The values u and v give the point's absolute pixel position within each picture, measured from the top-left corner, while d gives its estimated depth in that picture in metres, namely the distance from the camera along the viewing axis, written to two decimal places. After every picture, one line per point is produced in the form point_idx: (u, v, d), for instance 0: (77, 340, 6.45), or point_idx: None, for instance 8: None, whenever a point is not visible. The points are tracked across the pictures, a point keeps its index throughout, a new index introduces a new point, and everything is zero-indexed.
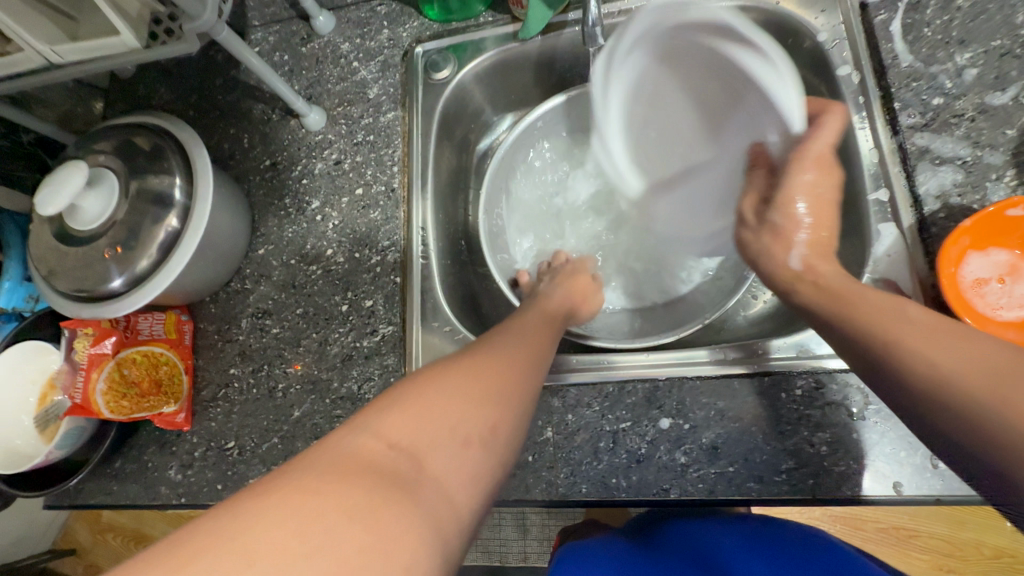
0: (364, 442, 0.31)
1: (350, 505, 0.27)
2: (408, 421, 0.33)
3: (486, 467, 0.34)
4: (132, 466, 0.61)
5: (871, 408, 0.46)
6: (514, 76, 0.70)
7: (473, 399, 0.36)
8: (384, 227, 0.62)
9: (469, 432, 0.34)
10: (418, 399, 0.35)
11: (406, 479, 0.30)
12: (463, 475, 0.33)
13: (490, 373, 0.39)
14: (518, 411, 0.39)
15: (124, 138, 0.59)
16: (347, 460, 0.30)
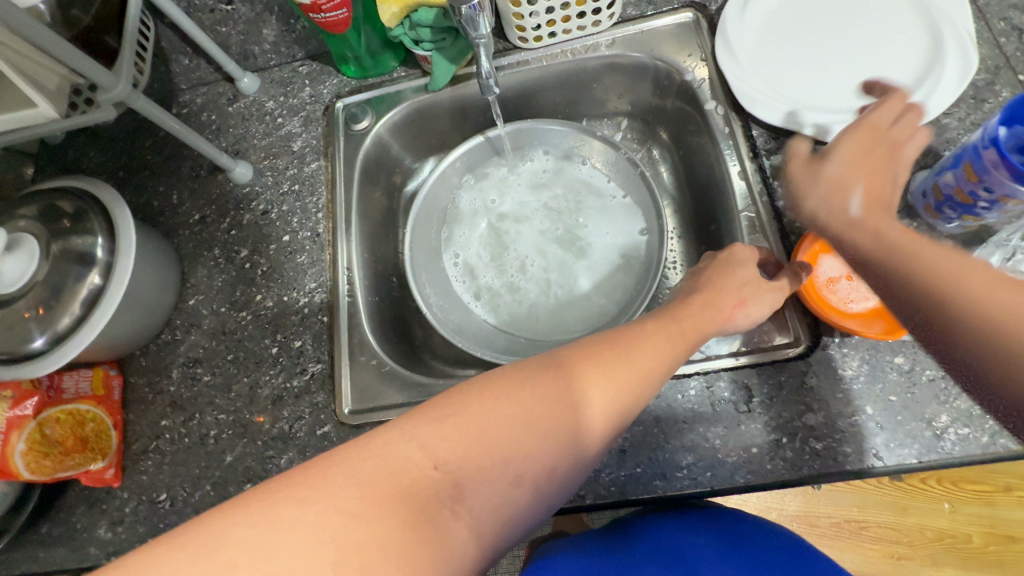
0: (417, 458, 0.35)
1: (383, 535, 0.31)
2: (460, 446, 0.37)
3: (523, 498, 0.39)
4: (60, 528, 0.60)
5: (754, 400, 0.51)
6: (431, 123, 0.75)
7: (540, 435, 0.40)
8: (310, 270, 0.65)
9: (518, 468, 0.38)
10: (487, 425, 0.38)
11: (441, 509, 0.34)
12: (498, 505, 0.38)
13: (555, 410, 0.41)
14: (584, 447, 0.42)
15: (46, 203, 0.61)
16: (396, 478, 0.34)
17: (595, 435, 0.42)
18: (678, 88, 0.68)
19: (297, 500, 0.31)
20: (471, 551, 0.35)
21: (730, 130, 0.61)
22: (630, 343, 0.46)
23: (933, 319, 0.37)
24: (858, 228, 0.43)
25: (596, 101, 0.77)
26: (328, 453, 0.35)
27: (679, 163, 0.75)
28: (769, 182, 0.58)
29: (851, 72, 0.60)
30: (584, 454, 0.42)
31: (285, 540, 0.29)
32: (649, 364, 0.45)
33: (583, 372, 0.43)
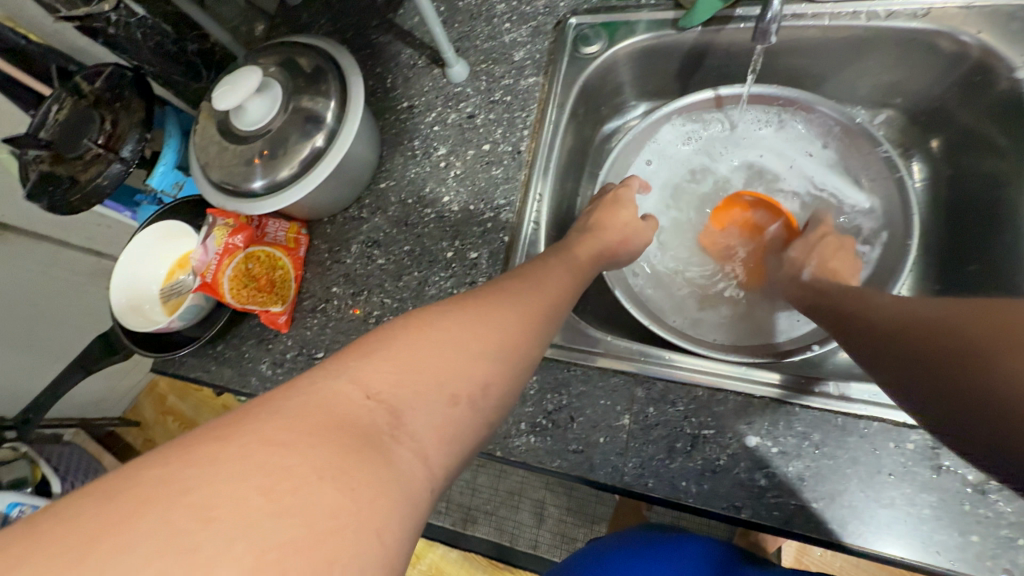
0: (344, 387, 0.32)
1: (324, 463, 0.27)
2: (387, 371, 0.34)
3: (472, 421, 0.37)
4: (231, 351, 0.67)
5: (992, 483, 0.42)
6: (660, 64, 0.68)
7: (462, 352, 0.38)
8: (502, 186, 0.64)
9: (456, 387, 0.36)
10: (403, 349, 0.36)
11: (380, 437, 0.31)
12: (449, 427, 0.35)
13: (511, 331, 0.42)
14: (509, 377, 0.41)
15: (291, 56, 0.64)
16: (330, 412, 0.30)
17: (539, 352, 0.44)
18: (994, 89, 0.54)
19: (220, 442, 0.27)
20: (424, 478, 0.32)
21: None
22: (546, 280, 0.49)
23: (950, 342, 0.37)
24: (876, 294, 0.47)
25: (860, 83, 0.64)
26: (247, 405, 0.30)
27: (942, 180, 0.62)
28: None
29: None
30: (527, 370, 0.43)
31: (208, 480, 0.25)
32: (560, 292, 0.49)
33: (514, 298, 0.45)
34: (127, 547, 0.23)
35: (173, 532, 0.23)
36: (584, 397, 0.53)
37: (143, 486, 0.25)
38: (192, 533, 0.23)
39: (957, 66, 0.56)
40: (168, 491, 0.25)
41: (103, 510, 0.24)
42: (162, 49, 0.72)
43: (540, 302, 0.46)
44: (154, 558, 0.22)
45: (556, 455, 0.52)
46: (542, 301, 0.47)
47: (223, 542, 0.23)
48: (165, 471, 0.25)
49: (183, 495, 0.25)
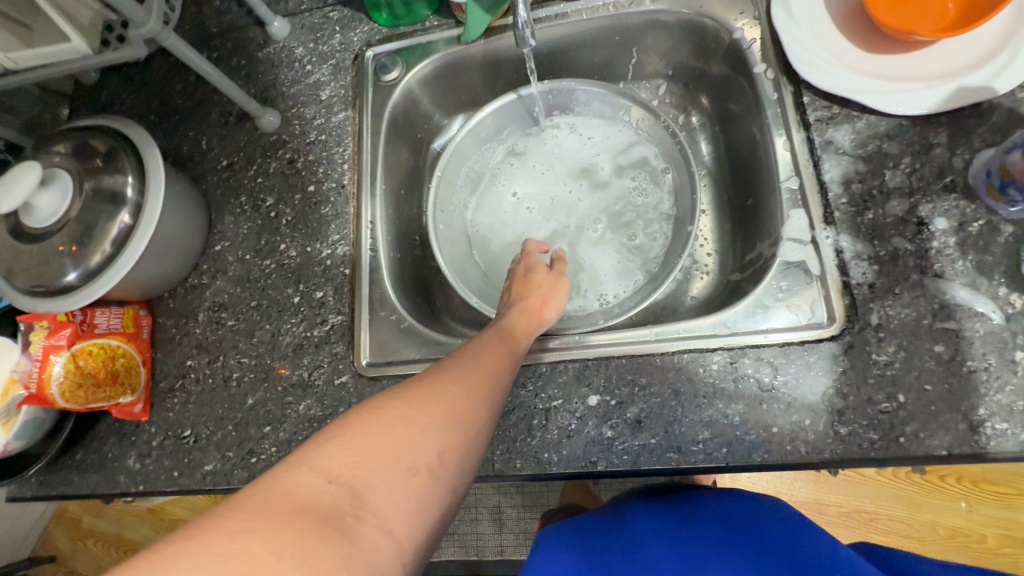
0: (308, 478, 0.35)
1: (279, 552, 0.30)
2: (350, 455, 0.37)
3: (432, 489, 0.39)
4: (92, 456, 0.63)
5: (780, 380, 0.49)
6: (461, 77, 0.73)
7: (419, 429, 0.40)
8: (334, 222, 0.65)
9: (413, 461, 0.38)
10: (363, 432, 0.38)
11: (342, 519, 0.33)
12: (407, 501, 0.37)
13: (466, 393, 0.44)
14: (470, 438, 0.42)
15: (80, 141, 0.61)
16: (295, 506, 0.33)
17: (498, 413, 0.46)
18: (725, 50, 0.63)
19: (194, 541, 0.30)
20: (386, 553, 0.34)
21: (779, 95, 0.57)
22: (497, 342, 0.51)
23: None
24: None
25: (636, 62, 0.72)
26: (222, 501, 0.33)
27: (719, 131, 0.71)
28: (816, 152, 0.54)
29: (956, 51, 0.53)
30: (485, 430, 0.44)
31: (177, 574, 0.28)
32: (511, 353, 0.50)
33: (467, 365, 0.47)
34: None
35: None
36: None
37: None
38: None
39: (694, 36, 0.65)
40: None
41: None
42: None
43: (490, 360, 0.48)
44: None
45: None
46: (494, 364, 0.48)
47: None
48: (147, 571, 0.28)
49: None
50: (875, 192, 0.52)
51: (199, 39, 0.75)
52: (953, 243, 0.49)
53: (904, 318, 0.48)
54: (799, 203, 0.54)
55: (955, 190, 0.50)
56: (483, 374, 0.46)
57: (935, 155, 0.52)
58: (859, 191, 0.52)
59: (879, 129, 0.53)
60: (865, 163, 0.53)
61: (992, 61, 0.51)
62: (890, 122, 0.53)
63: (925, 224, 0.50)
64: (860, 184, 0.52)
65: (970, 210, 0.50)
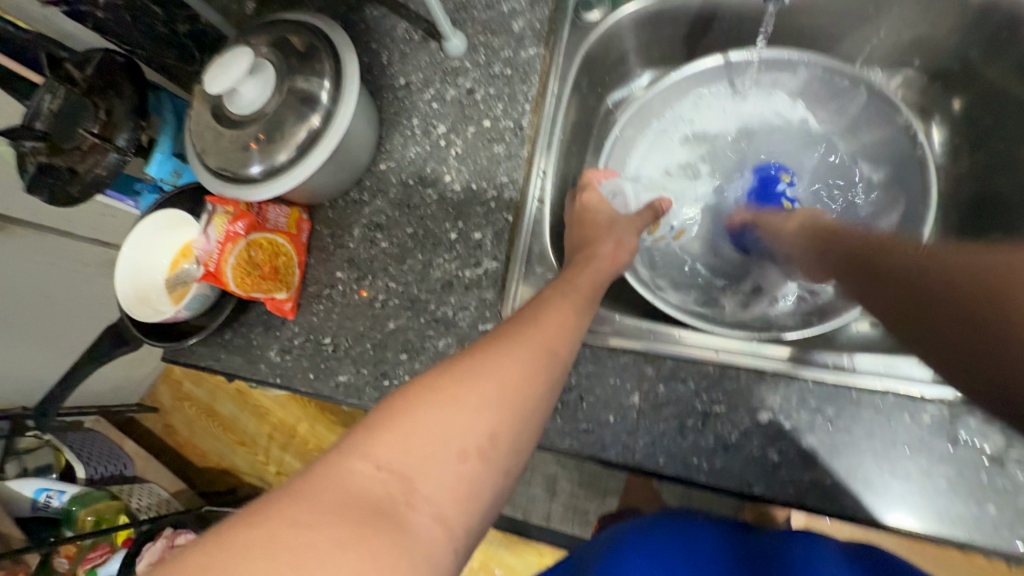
0: (356, 463, 0.31)
1: (325, 545, 0.27)
2: (397, 440, 0.33)
3: (485, 474, 0.35)
4: (239, 339, 0.67)
5: (1010, 454, 0.42)
6: (667, 29, 0.65)
7: (467, 408, 0.35)
8: (504, 163, 0.62)
9: (464, 444, 0.34)
10: (410, 414, 0.34)
11: (394, 508, 0.30)
12: (459, 487, 0.33)
13: (517, 377, 0.38)
14: (522, 422, 0.38)
15: (283, 35, 0.61)
16: (345, 493, 0.29)
17: (554, 391, 0.41)
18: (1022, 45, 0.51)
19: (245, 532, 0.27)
20: (442, 541, 0.31)
21: None
22: (558, 316, 0.45)
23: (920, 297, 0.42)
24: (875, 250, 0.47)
25: (881, 43, 0.61)
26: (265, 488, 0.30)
27: (963, 145, 0.60)
28: None
29: None
30: (540, 413, 0.40)
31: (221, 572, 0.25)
32: (567, 324, 0.45)
33: (519, 342, 0.41)
34: None
35: None
36: (593, 377, 0.53)
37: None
38: None
39: (983, 21, 0.53)
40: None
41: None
42: (153, 31, 0.71)
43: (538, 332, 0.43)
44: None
45: (566, 436, 0.52)
46: (548, 341, 0.43)
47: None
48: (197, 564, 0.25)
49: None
50: None
51: None
52: None
53: None
54: None
55: None
56: (533, 356, 0.41)
57: None
58: None
59: None
60: None
61: None
62: None
63: None
64: None
65: None
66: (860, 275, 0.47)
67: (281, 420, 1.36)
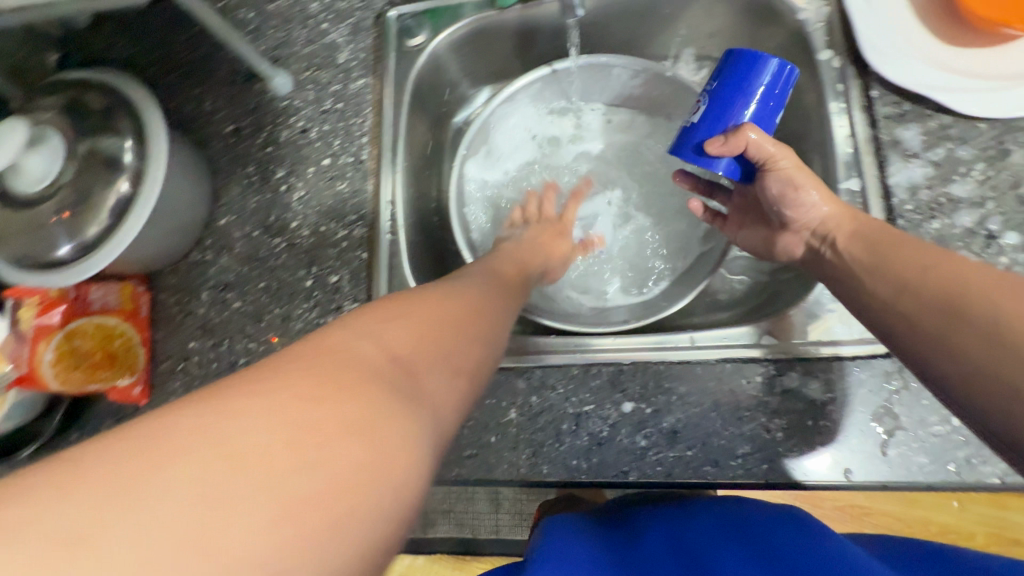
0: (367, 350, 0.32)
1: (344, 416, 0.27)
2: (406, 339, 0.35)
3: (469, 395, 0.37)
4: (88, 438, 0.59)
5: (827, 396, 0.47)
6: (493, 45, 0.67)
7: (456, 331, 0.38)
8: (351, 200, 0.60)
9: (456, 362, 0.37)
10: (414, 321, 0.36)
11: (404, 392, 0.31)
12: (452, 399, 0.35)
13: (486, 310, 0.43)
14: (494, 350, 0.42)
15: (74, 96, 0.55)
16: (342, 367, 0.30)
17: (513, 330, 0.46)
18: (786, 31, 0.58)
19: (242, 396, 0.26)
20: (439, 439, 0.32)
21: (845, 87, 0.52)
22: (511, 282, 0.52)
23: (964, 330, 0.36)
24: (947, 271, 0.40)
25: (683, 39, 0.67)
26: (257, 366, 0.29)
27: None
28: (881, 153, 0.50)
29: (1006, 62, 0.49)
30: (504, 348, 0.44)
31: (235, 427, 0.24)
32: (516, 292, 0.50)
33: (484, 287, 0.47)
34: (162, 487, 0.22)
35: (207, 476, 0.22)
36: None
37: (172, 435, 0.23)
38: (226, 479, 0.23)
39: (755, 14, 0.60)
40: (189, 442, 0.23)
41: (135, 448, 0.23)
42: None
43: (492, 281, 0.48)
44: (190, 507, 0.21)
45: (454, 465, 0.51)
46: (508, 295, 0.48)
47: (248, 492, 0.22)
48: (198, 424, 0.24)
49: (215, 435, 0.24)
50: (943, 201, 0.48)
51: None
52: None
53: None
54: (858, 207, 0.50)
55: None
56: (498, 303, 0.46)
57: (1012, 162, 0.48)
58: (925, 199, 0.48)
59: (952, 131, 0.49)
60: (934, 169, 0.49)
61: None
62: (966, 124, 0.49)
63: (994, 238, 0.47)
64: (927, 191, 0.48)
65: None
66: (937, 314, 0.38)
67: None
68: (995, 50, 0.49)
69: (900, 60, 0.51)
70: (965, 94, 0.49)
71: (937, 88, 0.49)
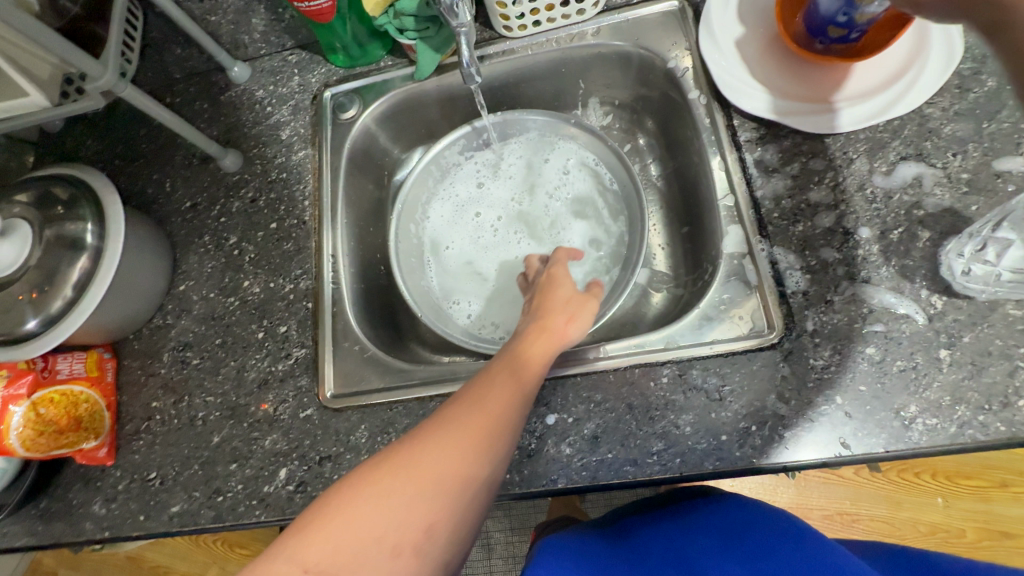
0: (385, 518, 0.39)
1: None
2: (416, 485, 0.41)
3: (472, 513, 0.43)
4: (57, 504, 0.62)
5: (727, 389, 0.51)
6: (418, 112, 0.76)
7: (458, 458, 0.43)
8: (296, 257, 0.67)
9: (459, 493, 0.42)
10: (422, 459, 0.42)
11: None
12: (453, 533, 0.42)
13: (497, 427, 0.45)
14: (499, 460, 0.46)
15: (41, 190, 0.62)
16: (362, 545, 0.38)
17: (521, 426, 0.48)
18: (662, 77, 0.67)
19: None
20: (448, 548, 0.42)
21: (712, 120, 0.61)
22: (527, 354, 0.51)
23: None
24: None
25: (584, 91, 0.76)
26: (307, 527, 0.39)
27: (665, 153, 0.75)
28: (748, 171, 0.57)
29: (839, 88, 0.58)
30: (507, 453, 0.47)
31: None
32: (536, 372, 0.50)
33: (493, 386, 0.47)
34: None
35: None
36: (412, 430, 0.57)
37: None
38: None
39: (635, 65, 0.69)
40: None
41: None
42: None
43: (524, 376, 0.48)
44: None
45: None
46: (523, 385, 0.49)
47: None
48: None
49: None
50: (803, 206, 0.55)
51: (162, 85, 0.77)
52: (877, 250, 0.52)
53: (836, 323, 0.51)
54: (736, 220, 0.57)
55: (876, 200, 0.54)
56: (511, 406, 0.47)
57: (856, 168, 0.55)
58: (789, 206, 0.55)
59: (802, 147, 0.57)
60: (792, 181, 0.56)
61: (902, 79, 0.56)
62: (812, 140, 0.57)
63: (850, 234, 0.53)
64: (789, 199, 0.55)
65: (891, 219, 0.53)
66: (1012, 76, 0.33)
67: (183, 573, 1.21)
68: (826, 80, 0.58)
69: (750, 93, 0.59)
70: (806, 115, 0.57)
71: (782, 113, 0.58)
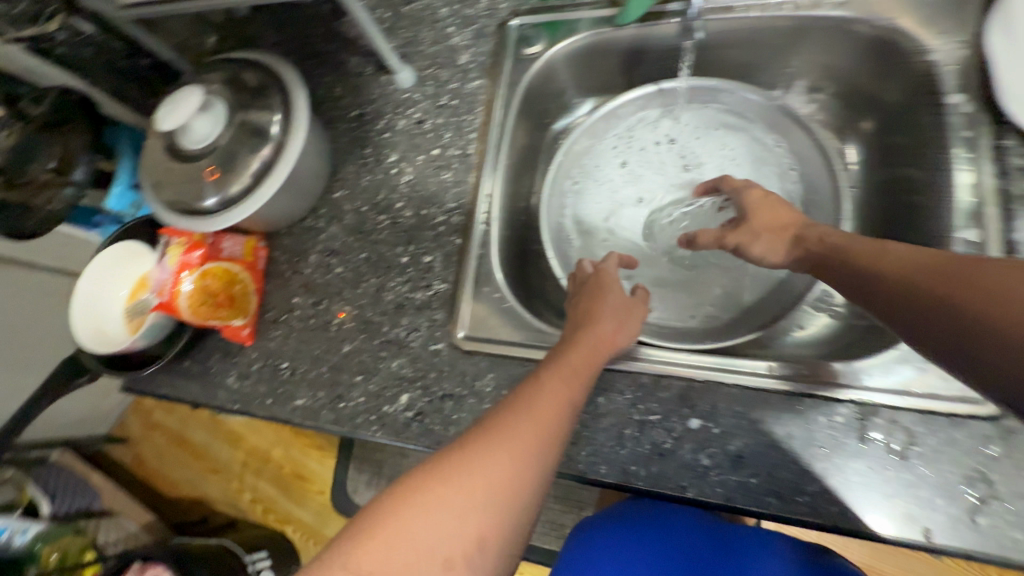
0: (433, 525, 0.36)
1: None
2: (467, 491, 0.37)
3: (528, 521, 0.39)
4: (198, 367, 0.67)
5: (914, 448, 0.45)
6: (602, 61, 0.70)
7: (510, 463, 0.39)
8: (452, 190, 0.65)
9: (513, 501, 0.38)
10: (468, 463, 0.39)
11: None
12: (509, 545, 0.38)
13: (551, 430, 0.42)
14: (552, 466, 0.42)
15: (232, 73, 0.63)
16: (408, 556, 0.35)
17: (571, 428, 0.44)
18: (912, 71, 0.56)
19: None
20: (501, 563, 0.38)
21: (974, 136, 0.50)
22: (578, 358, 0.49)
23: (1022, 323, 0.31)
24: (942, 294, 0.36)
25: (796, 70, 0.66)
26: (346, 534, 0.36)
27: (873, 161, 0.64)
28: (1008, 206, 0.47)
29: None
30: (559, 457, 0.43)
31: None
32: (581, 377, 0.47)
33: (541, 388, 0.45)
34: None
35: None
36: None
37: None
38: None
39: (879, 51, 0.58)
40: None
41: None
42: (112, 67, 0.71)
43: (576, 381, 0.46)
44: None
45: None
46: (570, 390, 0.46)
47: None
48: None
49: None
50: None
51: None
52: None
53: None
54: None
55: None
56: (559, 409, 0.44)
57: None
58: None
59: None
60: None
61: None
62: None
63: None
64: None
65: None
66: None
67: (254, 446, 1.33)
68: None
69: None
70: None
71: None
